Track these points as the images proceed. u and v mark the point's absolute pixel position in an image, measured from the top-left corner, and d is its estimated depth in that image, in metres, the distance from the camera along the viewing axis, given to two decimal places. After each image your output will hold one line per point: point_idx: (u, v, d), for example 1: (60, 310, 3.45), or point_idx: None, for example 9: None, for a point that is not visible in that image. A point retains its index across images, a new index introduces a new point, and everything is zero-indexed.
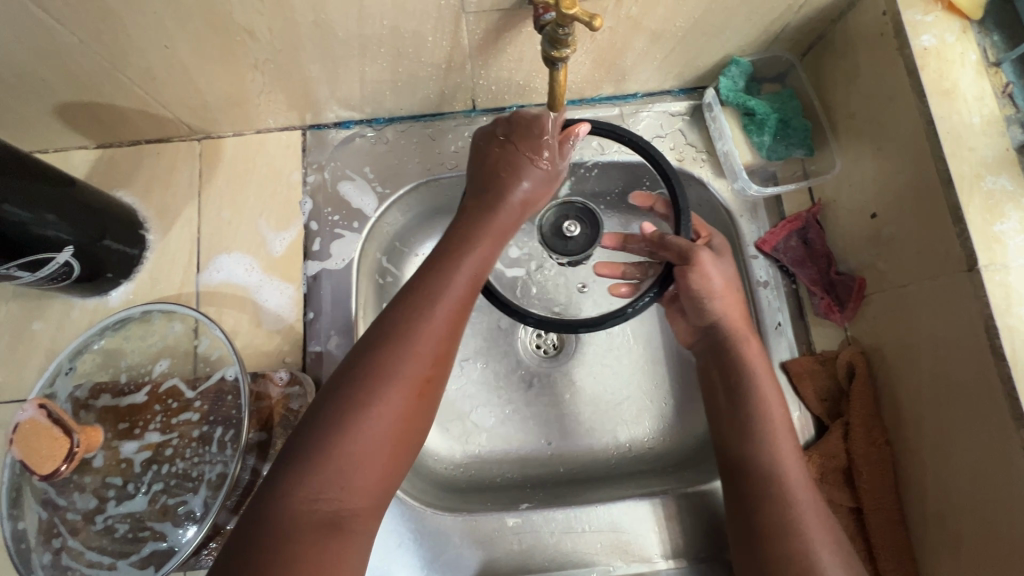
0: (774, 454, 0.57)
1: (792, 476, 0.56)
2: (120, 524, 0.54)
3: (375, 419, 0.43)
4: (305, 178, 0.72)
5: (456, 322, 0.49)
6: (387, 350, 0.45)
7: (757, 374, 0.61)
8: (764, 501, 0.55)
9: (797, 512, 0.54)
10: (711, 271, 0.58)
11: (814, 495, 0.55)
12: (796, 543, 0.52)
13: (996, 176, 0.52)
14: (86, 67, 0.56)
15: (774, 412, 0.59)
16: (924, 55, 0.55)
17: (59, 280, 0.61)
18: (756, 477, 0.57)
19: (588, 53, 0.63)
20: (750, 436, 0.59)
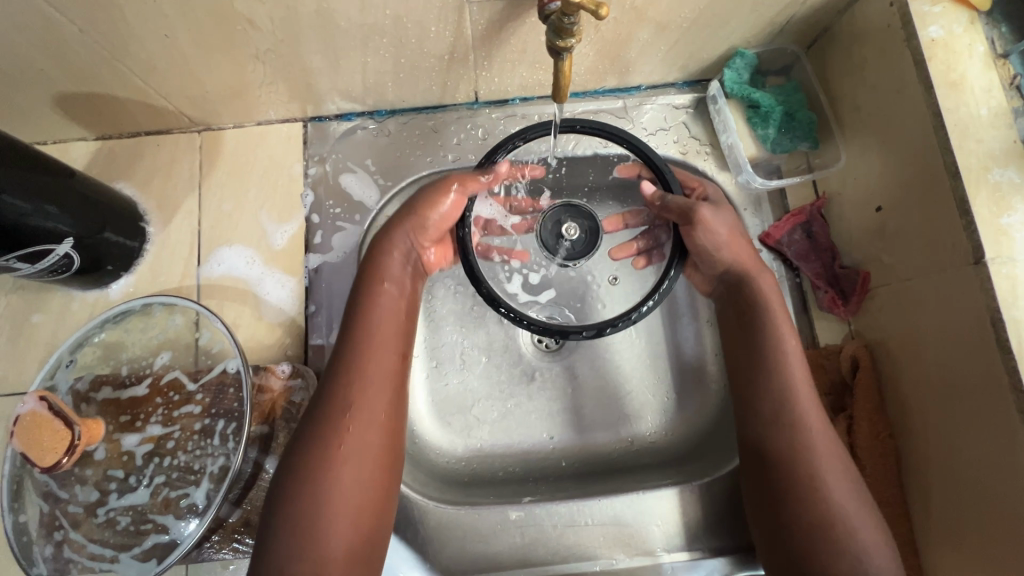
0: (806, 421, 0.53)
1: (825, 444, 0.52)
2: (122, 517, 0.54)
3: (334, 486, 0.47)
4: (307, 171, 0.72)
5: (379, 376, 0.52)
6: (313, 423, 0.50)
7: (779, 331, 0.57)
8: (776, 428, 0.54)
9: (833, 483, 0.51)
10: (713, 226, 0.59)
11: (846, 461, 0.53)
12: (804, 468, 0.52)
13: (1003, 168, 0.51)
14: (84, 56, 0.55)
15: (799, 375, 0.55)
16: (932, 46, 0.55)
17: (59, 272, 0.61)
18: (791, 448, 0.53)
19: (592, 44, 0.62)
20: (780, 403, 0.54)
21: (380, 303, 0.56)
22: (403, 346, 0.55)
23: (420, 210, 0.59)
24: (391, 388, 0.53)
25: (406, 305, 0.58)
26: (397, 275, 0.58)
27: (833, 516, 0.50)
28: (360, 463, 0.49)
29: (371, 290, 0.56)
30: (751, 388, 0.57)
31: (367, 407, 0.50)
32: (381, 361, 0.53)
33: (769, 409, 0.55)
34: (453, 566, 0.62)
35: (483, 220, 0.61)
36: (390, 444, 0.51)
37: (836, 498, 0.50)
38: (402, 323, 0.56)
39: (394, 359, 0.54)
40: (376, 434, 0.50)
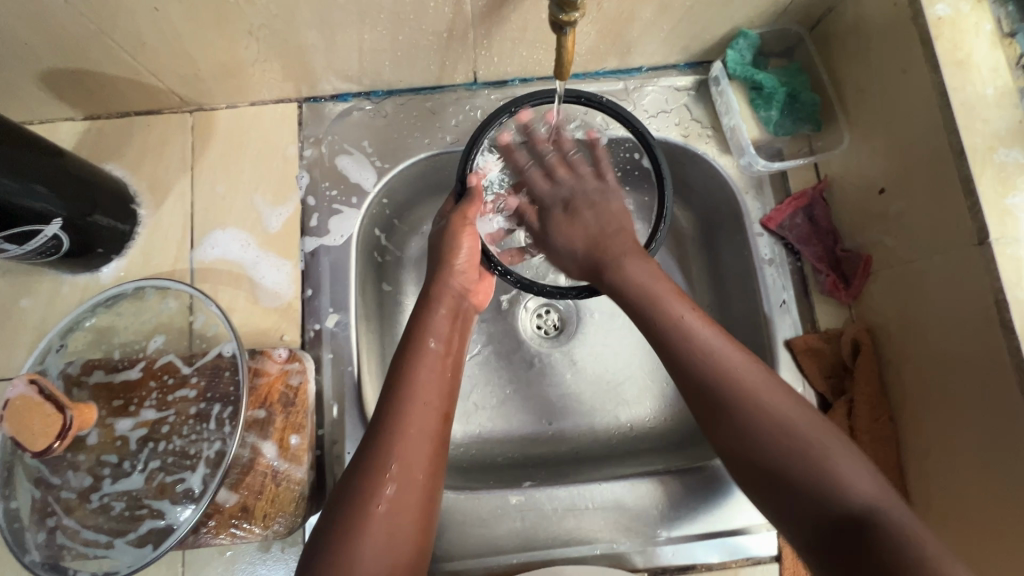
0: (723, 370, 0.48)
1: (750, 384, 0.47)
2: (116, 502, 0.53)
3: (374, 537, 0.44)
4: (302, 152, 0.70)
5: (423, 433, 0.49)
6: (353, 484, 0.47)
7: (655, 286, 0.54)
8: (709, 375, 0.48)
9: (774, 424, 0.45)
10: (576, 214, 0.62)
11: (779, 393, 0.47)
12: (748, 408, 0.46)
13: (1008, 149, 0.51)
14: (71, 30, 0.53)
15: (696, 324, 0.51)
16: (939, 25, 0.54)
17: (48, 254, 0.59)
18: (718, 401, 0.47)
19: (594, 23, 0.61)
20: (690, 359, 0.49)
21: (425, 363, 0.54)
22: (445, 405, 0.53)
23: (451, 259, 0.60)
24: (432, 448, 0.49)
25: (452, 362, 0.56)
26: (444, 333, 0.57)
27: (792, 459, 0.44)
28: (400, 523, 0.46)
29: (416, 350, 0.54)
30: (659, 350, 0.52)
31: (408, 465, 0.48)
32: (422, 421, 0.50)
33: (688, 371, 0.49)
34: (454, 551, 0.61)
35: (489, 235, 0.68)
36: (430, 505, 0.48)
37: (782, 438, 0.45)
38: (447, 380, 0.54)
39: (435, 418, 0.51)
40: (416, 494, 0.47)
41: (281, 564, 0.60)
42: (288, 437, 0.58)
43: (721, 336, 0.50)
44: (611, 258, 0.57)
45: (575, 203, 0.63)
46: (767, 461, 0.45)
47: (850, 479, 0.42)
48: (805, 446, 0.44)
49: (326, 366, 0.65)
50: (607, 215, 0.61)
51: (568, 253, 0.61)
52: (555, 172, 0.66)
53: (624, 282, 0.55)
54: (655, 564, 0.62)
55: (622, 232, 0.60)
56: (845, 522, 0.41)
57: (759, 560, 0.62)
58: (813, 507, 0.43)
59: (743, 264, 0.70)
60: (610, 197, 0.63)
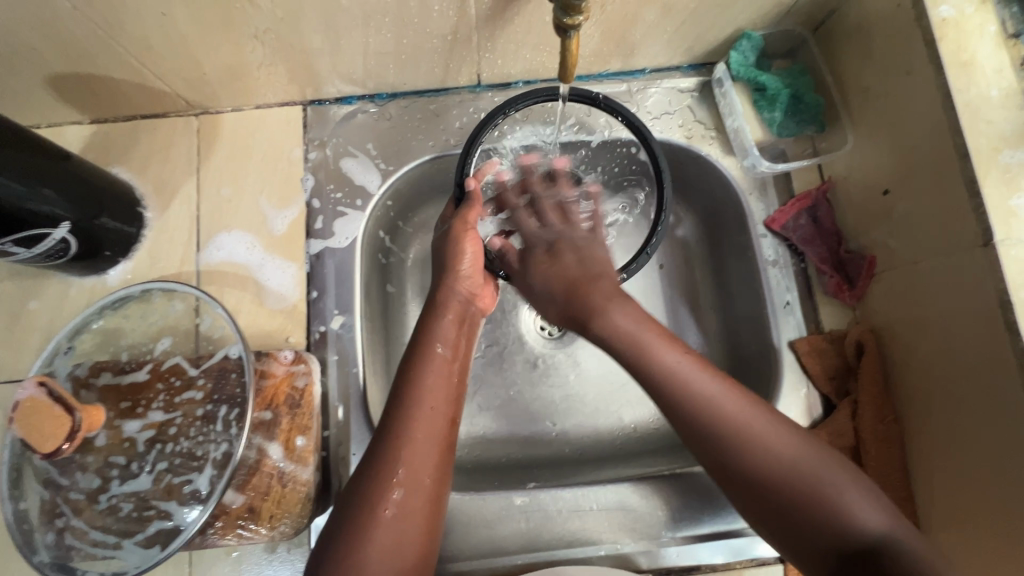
0: (722, 414, 0.47)
1: (751, 426, 0.47)
2: (124, 503, 0.54)
3: (381, 541, 0.45)
4: (307, 155, 0.71)
5: (430, 437, 0.50)
6: (360, 488, 0.47)
7: (646, 334, 0.52)
8: (709, 421, 0.47)
9: (781, 464, 0.45)
10: (556, 254, 0.60)
11: (779, 429, 0.47)
12: (752, 451, 0.46)
13: (1013, 150, 0.51)
14: (78, 35, 0.54)
15: (690, 369, 0.50)
16: (943, 26, 0.54)
17: (56, 257, 0.60)
18: (721, 445, 0.47)
19: (597, 25, 0.61)
20: (689, 406, 0.48)
21: (432, 367, 0.54)
22: (452, 410, 0.53)
23: (454, 265, 0.60)
24: (439, 453, 0.50)
25: (458, 367, 0.56)
26: (451, 338, 0.57)
27: (803, 498, 0.44)
28: (406, 528, 0.46)
29: (422, 354, 0.55)
30: (654, 399, 0.51)
31: (415, 470, 0.48)
32: (430, 426, 0.50)
33: (687, 419, 0.48)
34: (459, 552, 0.62)
35: (488, 240, 0.68)
36: (437, 508, 0.49)
37: (792, 480, 0.44)
38: (453, 385, 0.54)
39: (442, 423, 0.51)
40: (423, 498, 0.48)
41: (287, 564, 0.60)
42: (294, 438, 0.59)
43: (714, 378, 0.50)
44: (591, 308, 0.55)
45: (559, 246, 0.61)
46: (779, 505, 0.45)
47: (861, 513, 0.43)
48: (812, 484, 0.44)
49: (332, 368, 0.65)
50: (590, 257, 0.59)
51: (546, 296, 0.58)
52: (545, 214, 0.65)
53: (612, 332, 0.53)
54: (660, 565, 0.62)
55: (605, 276, 0.57)
56: (865, 557, 0.41)
57: (764, 561, 0.62)
58: (831, 545, 0.42)
59: (747, 266, 0.70)
60: (596, 245, 0.61)
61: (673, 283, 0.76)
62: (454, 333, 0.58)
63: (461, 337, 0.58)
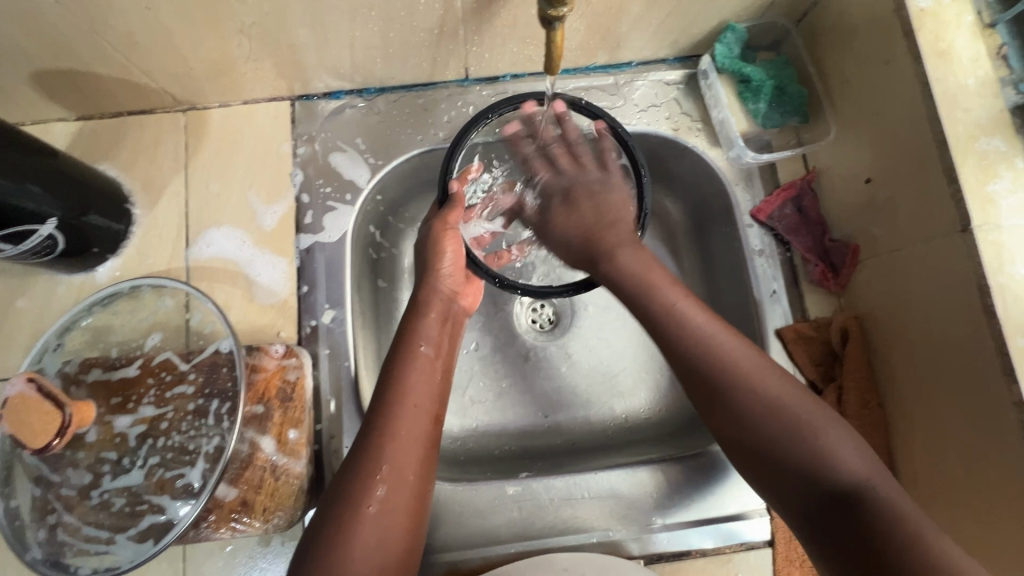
0: (716, 350, 0.49)
1: (743, 367, 0.48)
2: (117, 498, 0.54)
3: (364, 536, 0.45)
4: (295, 150, 0.71)
5: (413, 435, 0.50)
6: (345, 485, 0.47)
7: (653, 276, 0.55)
8: (705, 359, 0.49)
9: (767, 403, 0.47)
10: (575, 201, 0.62)
11: (770, 372, 0.48)
12: (740, 390, 0.48)
13: (990, 137, 0.52)
14: (62, 30, 0.53)
15: (690, 308, 0.52)
16: (921, 17, 0.55)
17: (43, 254, 0.59)
18: (713, 384, 0.49)
19: (583, 18, 0.61)
20: (686, 345, 0.50)
21: (415, 366, 0.54)
22: (435, 407, 0.53)
23: (436, 265, 0.61)
24: (422, 449, 0.50)
25: (441, 366, 0.56)
26: (434, 337, 0.57)
27: (786, 436, 0.45)
28: (391, 523, 0.47)
29: (406, 354, 0.55)
30: (655, 336, 0.53)
31: (399, 466, 0.48)
32: (413, 422, 0.51)
33: (684, 357, 0.50)
34: (451, 542, 0.62)
35: (475, 238, 0.69)
36: (421, 502, 0.49)
37: (775, 419, 0.46)
38: (437, 382, 0.54)
39: (425, 419, 0.52)
40: (407, 493, 0.48)
41: (281, 557, 0.60)
42: (286, 432, 0.59)
43: (712, 319, 0.51)
44: (605, 250, 0.58)
45: (573, 194, 0.63)
46: (761, 443, 0.46)
47: (843, 458, 0.44)
48: (795, 425, 0.45)
49: (323, 362, 0.65)
50: (606, 206, 0.61)
51: (561, 244, 0.62)
52: (557, 162, 0.66)
53: (619, 276, 0.56)
54: (650, 551, 0.63)
55: (618, 224, 0.59)
56: (837, 497, 0.43)
57: (753, 545, 0.63)
58: (808, 483, 0.44)
59: (733, 255, 0.71)
60: (611, 187, 0.62)
61: None
62: (440, 333, 0.58)
63: (445, 337, 0.59)
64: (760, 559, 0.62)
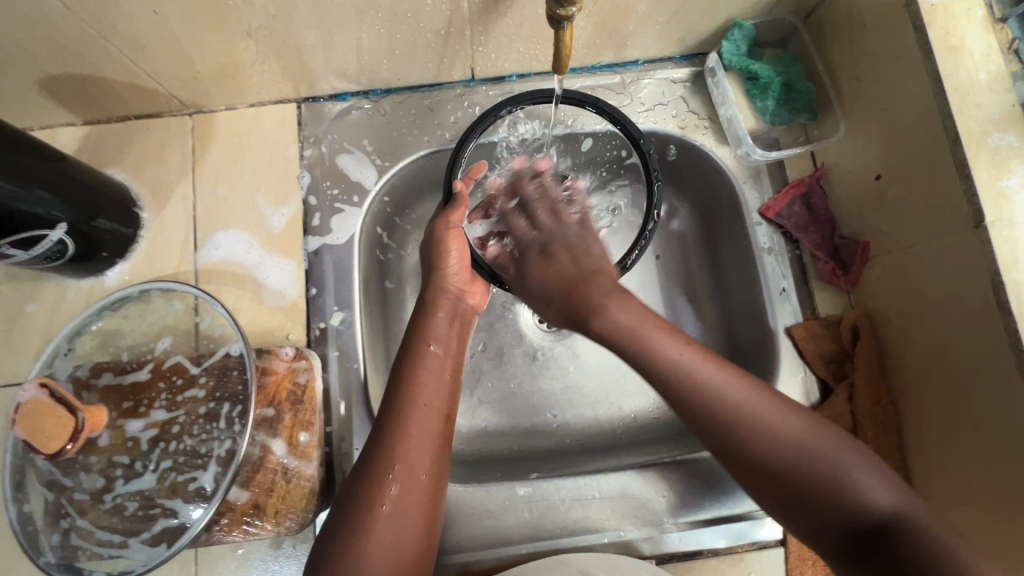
0: (726, 399, 0.45)
1: (755, 412, 0.45)
2: (129, 502, 0.54)
3: (379, 537, 0.45)
4: (302, 153, 0.71)
5: (425, 434, 0.50)
6: (358, 485, 0.47)
7: (642, 320, 0.50)
8: (713, 409, 0.45)
9: (788, 447, 0.43)
10: (554, 254, 0.57)
11: (783, 410, 0.45)
12: (757, 438, 0.44)
13: (1003, 132, 0.52)
14: (71, 35, 0.54)
15: (689, 354, 0.48)
16: (931, 12, 0.55)
17: (52, 259, 0.59)
18: (727, 435, 0.45)
19: (590, 16, 0.61)
20: (694, 392, 0.46)
21: (425, 365, 0.54)
22: (447, 406, 0.53)
23: (443, 264, 0.61)
24: (435, 447, 0.50)
25: (451, 364, 0.56)
26: (443, 336, 0.58)
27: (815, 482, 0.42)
28: (405, 521, 0.47)
29: (416, 353, 0.55)
30: (655, 387, 0.48)
31: (412, 465, 0.48)
32: (425, 422, 0.51)
33: (692, 406, 0.46)
34: (463, 543, 0.62)
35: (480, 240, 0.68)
36: (435, 502, 0.49)
37: (800, 464, 0.42)
38: (447, 381, 0.54)
39: (437, 419, 0.51)
40: (420, 493, 0.48)
41: (293, 560, 0.60)
42: (297, 434, 0.59)
43: (718, 364, 0.47)
44: (592, 303, 0.52)
45: (552, 248, 0.58)
46: (790, 492, 0.43)
47: (875, 495, 0.41)
48: (825, 469, 0.42)
49: (333, 364, 0.65)
50: (585, 257, 0.57)
51: (543, 298, 0.56)
52: (540, 219, 0.62)
53: (609, 329, 0.51)
54: (662, 551, 0.62)
55: (601, 273, 0.55)
56: (879, 540, 0.39)
57: (765, 544, 0.62)
58: (844, 527, 0.41)
59: (742, 254, 0.71)
60: (590, 239, 0.59)
61: (670, 272, 0.77)
62: (450, 332, 0.59)
63: (455, 334, 0.59)
64: (772, 558, 0.62)
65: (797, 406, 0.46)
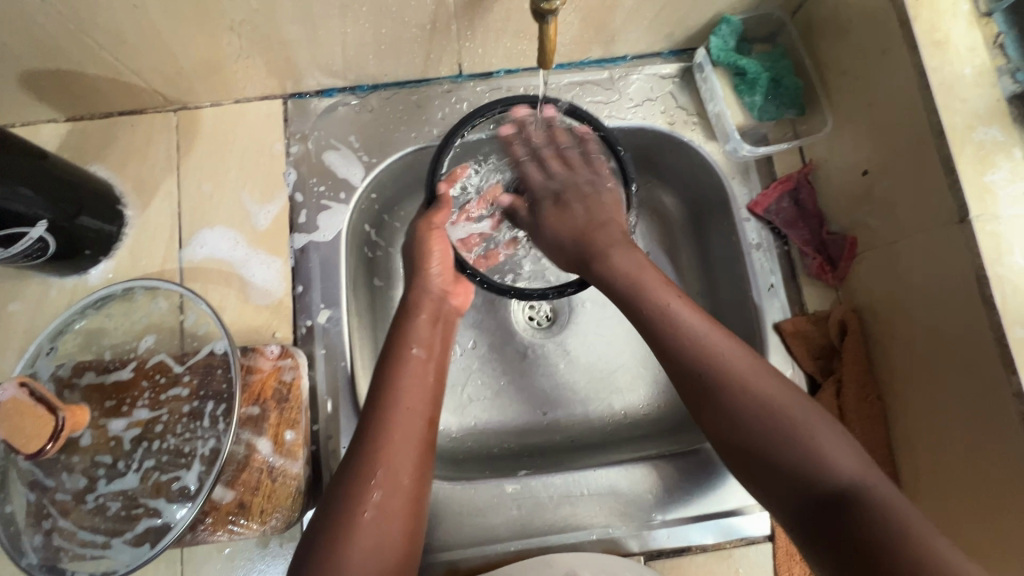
0: (709, 352, 0.49)
1: (735, 369, 0.48)
2: (112, 502, 0.54)
3: (359, 546, 0.45)
4: (289, 149, 0.70)
5: (407, 439, 0.50)
6: (341, 490, 0.47)
7: (645, 277, 0.55)
8: (697, 362, 0.49)
9: (760, 404, 0.46)
10: (569, 203, 0.64)
11: (761, 372, 0.48)
12: (733, 392, 0.47)
13: (988, 127, 0.52)
14: (50, 30, 0.53)
15: (683, 309, 0.52)
16: (917, 6, 0.55)
17: (34, 258, 0.59)
18: (707, 386, 0.48)
19: (576, 11, 0.61)
20: (681, 345, 0.50)
21: (408, 369, 0.54)
22: (430, 410, 0.53)
23: (425, 265, 0.61)
24: (418, 452, 0.50)
25: (434, 367, 0.56)
26: (425, 338, 0.57)
27: (774, 439, 0.45)
28: (387, 527, 0.46)
29: (399, 356, 0.54)
30: (647, 337, 0.53)
31: (394, 470, 0.48)
32: (408, 427, 0.50)
33: (678, 359, 0.50)
34: (451, 541, 0.62)
35: (462, 241, 0.69)
36: (418, 508, 0.49)
37: (768, 422, 0.46)
38: (429, 385, 0.54)
39: (420, 423, 0.51)
40: (403, 498, 0.48)
41: (279, 559, 0.60)
42: (283, 433, 0.58)
43: (709, 324, 0.51)
44: (600, 251, 0.59)
45: (565, 197, 0.64)
46: (756, 447, 0.46)
47: (836, 461, 0.43)
48: (792, 428, 0.45)
49: (319, 362, 0.65)
50: (596, 207, 0.63)
51: (557, 247, 0.63)
52: (548, 164, 0.67)
53: (611, 272, 0.57)
54: (650, 548, 0.62)
55: (611, 223, 0.61)
56: (829, 501, 0.42)
57: (753, 540, 0.62)
58: (796, 484, 0.43)
59: (731, 250, 0.71)
60: (601, 193, 0.64)
61: (660, 267, 0.76)
62: (434, 337, 0.58)
63: (438, 337, 0.58)
64: (760, 554, 0.62)
65: (777, 372, 0.49)
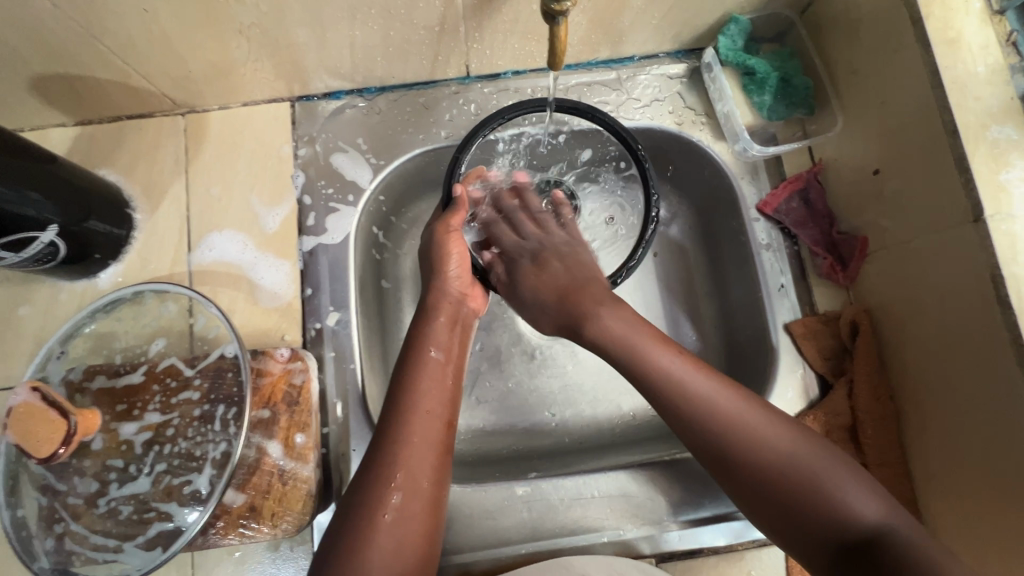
0: (720, 412, 0.48)
1: (749, 425, 0.47)
2: (124, 506, 0.53)
3: (380, 548, 0.44)
4: (296, 152, 0.70)
5: (426, 441, 0.50)
6: (359, 493, 0.47)
7: (643, 334, 0.54)
8: (708, 424, 0.48)
9: (778, 458, 0.46)
10: (545, 266, 0.62)
11: (774, 424, 0.48)
12: (748, 449, 0.47)
13: (1001, 125, 0.51)
14: (61, 34, 0.53)
15: (685, 368, 0.51)
16: (928, 5, 0.54)
17: (44, 261, 0.59)
18: (722, 446, 0.48)
19: (585, 12, 0.60)
20: (690, 408, 0.49)
21: (426, 372, 0.53)
22: (449, 413, 0.53)
23: (442, 266, 0.60)
24: (436, 455, 0.50)
25: (452, 370, 0.55)
26: (444, 341, 0.57)
27: (800, 493, 0.45)
28: (406, 530, 0.46)
29: (416, 358, 0.54)
30: (653, 400, 0.52)
31: (413, 473, 0.48)
32: (426, 430, 0.50)
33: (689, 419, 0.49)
34: (462, 543, 0.62)
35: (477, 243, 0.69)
36: (437, 511, 0.48)
37: (790, 475, 0.45)
38: (448, 388, 0.54)
39: (439, 426, 0.51)
40: (422, 501, 0.47)
41: (290, 562, 0.60)
42: (293, 435, 0.58)
43: (712, 378, 0.50)
44: (588, 310, 0.57)
45: (544, 256, 0.64)
46: (779, 501, 0.45)
47: (859, 505, 0.43)
48: (814, 479, 0.45)
49: (329, 365, 0.65)
50: (575, 265, 0.62)
51: (537, 306, 0.61)
52: (526, 228, 0.66)
53: (602, 336, 0.55)
54: (662, 550, 0.62)
55: (594, 280, 0.60)
56: (860, 547, 0.42)
57: (765, 541, 0.62)
58: (822, 534, 0.43)
59: (740, 250, 0.71)
60: (580, 251, 0.64)
61: (669, 268, 0.76)
62: (454, 339, 0.58)
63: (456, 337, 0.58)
64: (772, 555, 0.62)
65: (786, 417, 0.49)
